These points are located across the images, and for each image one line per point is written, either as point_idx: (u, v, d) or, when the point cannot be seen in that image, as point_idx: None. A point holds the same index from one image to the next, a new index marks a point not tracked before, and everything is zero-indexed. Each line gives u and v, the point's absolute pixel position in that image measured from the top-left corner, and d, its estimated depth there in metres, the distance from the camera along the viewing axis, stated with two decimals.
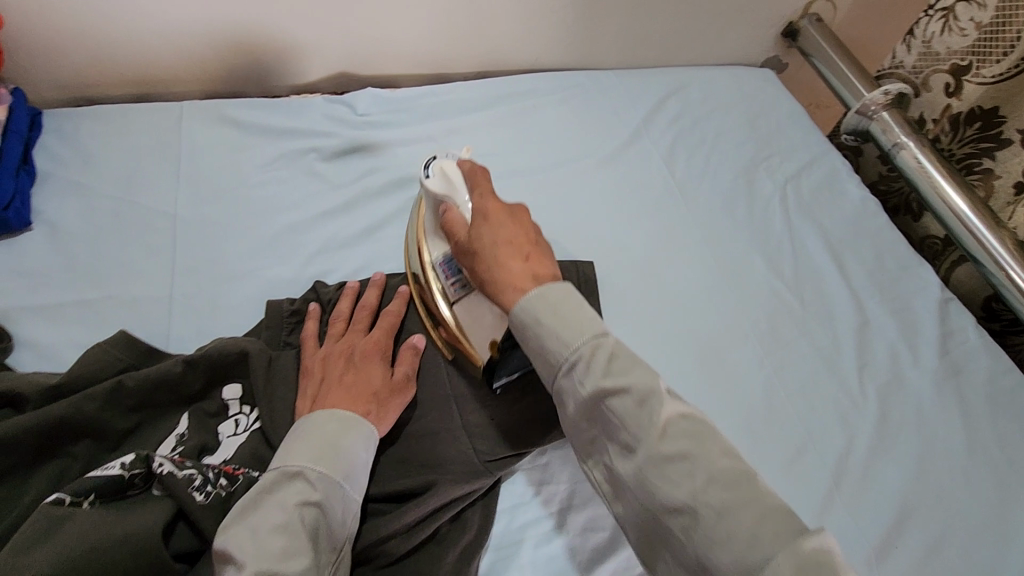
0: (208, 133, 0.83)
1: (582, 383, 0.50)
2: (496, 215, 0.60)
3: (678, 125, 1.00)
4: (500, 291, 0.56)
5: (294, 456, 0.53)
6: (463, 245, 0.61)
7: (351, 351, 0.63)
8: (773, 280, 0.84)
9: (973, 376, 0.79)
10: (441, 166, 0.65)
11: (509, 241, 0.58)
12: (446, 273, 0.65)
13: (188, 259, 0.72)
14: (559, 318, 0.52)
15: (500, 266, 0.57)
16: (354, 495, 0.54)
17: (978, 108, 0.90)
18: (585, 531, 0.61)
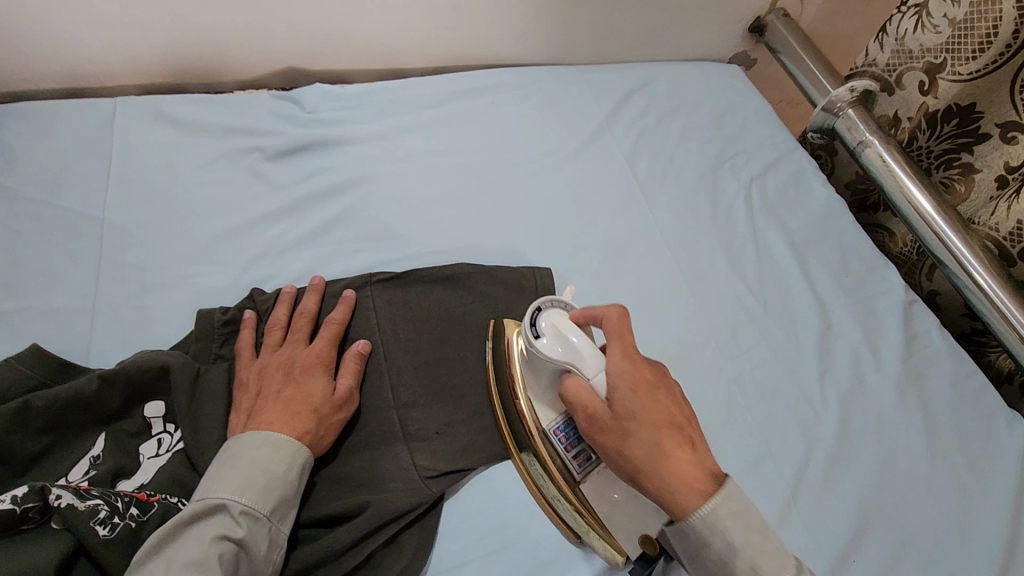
0: (142, 131, 0.79)
1: (735, 559, 0.49)
2: (652, 383, 0.54)
3: (642, 123, 0.97)
4: (668, 484, 0.51)
5: (218, 486, 0.49)
6: (596, 416, 0.54)
7: (289, 363, 0.60)
8: (736, 283, 0.82)
9: (936, 380, 0.78)
10: (552, 321, 0.57)
11: (665, 423, 0.53)
12: (564, 443, 0.58)
13: (115, 266, 0.68)
14: (751, 540, 0.49)
15: (667, 472, 0.51)
16: (281, 526, 0.51)
17: (954, 105, 0.87)
18: (531, 551, 0.58)
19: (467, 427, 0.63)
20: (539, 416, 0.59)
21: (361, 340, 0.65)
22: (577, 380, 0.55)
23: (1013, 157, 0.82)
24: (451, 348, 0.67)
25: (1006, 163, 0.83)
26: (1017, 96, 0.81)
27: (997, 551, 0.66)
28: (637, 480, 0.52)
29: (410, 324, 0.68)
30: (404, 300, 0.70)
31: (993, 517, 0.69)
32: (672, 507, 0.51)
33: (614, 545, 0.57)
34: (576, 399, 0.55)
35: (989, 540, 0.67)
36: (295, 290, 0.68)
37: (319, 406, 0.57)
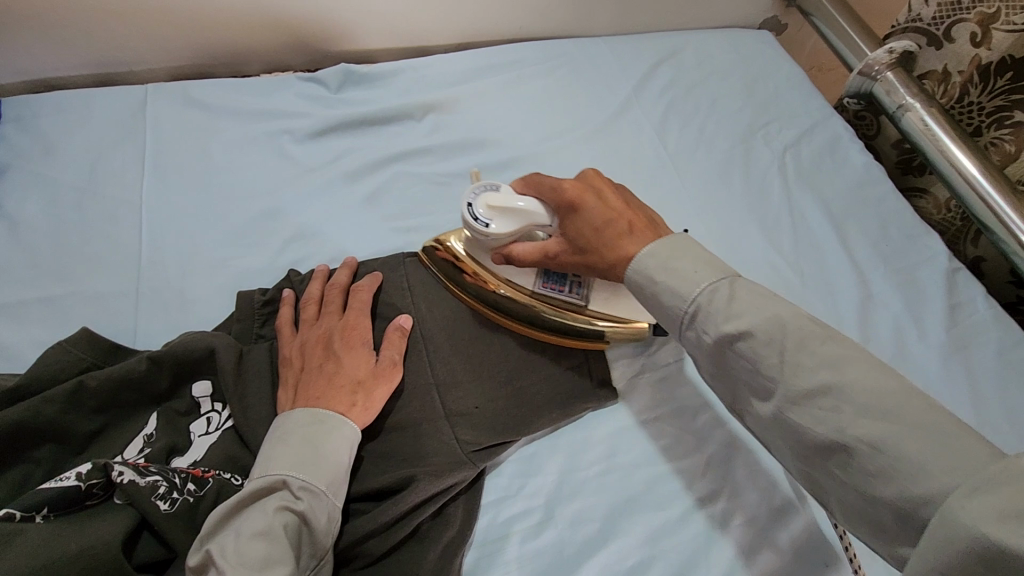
0: (174, 117, 0.79)
1: (708, 329, 0.51)
2: (584, 199, 0.62)
3: (671, 93, 0.95)
4: (614, 258, 0.59)
5: (276, 463, 0.51)
6: (560, 255, 0.63)
7: (330, 337, 0.61)
8: (772, 254, 0.81)
9: (982, 348, 0.76)
10: (486, 201, 0.65)
11: (605, 218, 0.60)
12: (557, 287, 0.67)
13: (156, 251, 0.69)
14: (677, 276, 0.54)
15: (615, 247, 0.59)
16: (338, 501, 0.52)
17: (1009, 57, 0.83)
18: (575, 523, 0.59)
19: (507, 401, 0.63)
20: (522, 283, 0.67)
21: (401, 314, 0.66)
22: (524, 244, 0.66)
23: None
24: (488, 323, 0.67)
25: None
26: None
27: None
28: (604, 272, 0.61)
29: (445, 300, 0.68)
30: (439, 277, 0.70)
31: None
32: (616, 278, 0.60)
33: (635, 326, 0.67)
34: (527, 257, 0.65)
35: None
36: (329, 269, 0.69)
37: (362, 379, 0.58)
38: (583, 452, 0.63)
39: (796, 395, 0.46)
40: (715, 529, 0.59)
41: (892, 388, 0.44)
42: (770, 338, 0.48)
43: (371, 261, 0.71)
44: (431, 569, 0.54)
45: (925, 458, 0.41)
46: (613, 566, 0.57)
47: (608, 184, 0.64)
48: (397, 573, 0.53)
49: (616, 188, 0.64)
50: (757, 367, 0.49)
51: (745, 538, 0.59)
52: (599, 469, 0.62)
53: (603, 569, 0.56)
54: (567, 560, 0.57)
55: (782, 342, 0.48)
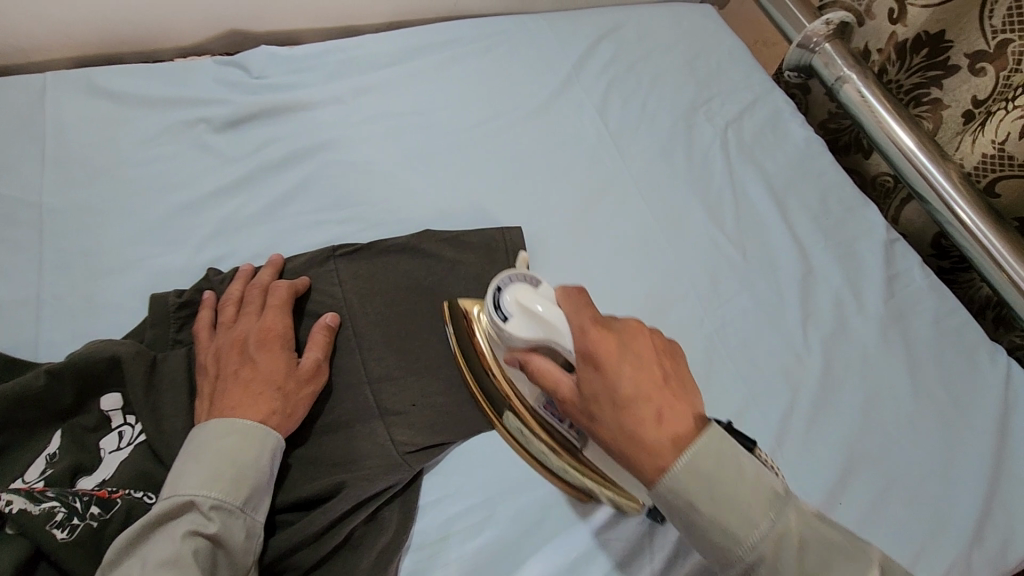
0: (77, 107, 0.73)
1: (701, 505, 0.42)
2: (610, 357, 0.46)
3: (613, 71, 0.92)
4: (629, 452, 0.45)
5: (184, 483, 0.47)
6: (570, 408, 0.49)
7: (247, 340, 0.57)
8: (715, 232, 0.80)
9: (918, 317, 0.77)
10: (517, 297, 0.54)
11: (632, 395, 0.45)
12: (554, 415, 0.57)
13: (59, 255, 0.64)
14: (722, 505, 0.42)
15: (641, 446, 0.44)
16: (258, 515, 0.50)
17: (924, 33, 0.84)
18: (515, 519, 0.57)
19: (445, 398, 0.61)
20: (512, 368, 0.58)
21: (328, 313, 0.63)
22: (539, 362, 0.51)
23: (982, 90, 0.81)
24: (421, 318, 0.65)
25: (974, 96, 0.82)
26: (986, 23, 0.78)
27: (982, 484, 0.67)
28: (617, 458, 0.46)
29: (376, 295, 0.65)
30: (371, 270, 0.67)
31: (977, 451, 0.69)
32: (642, 482, 0.44)
33: (627, 495, 0.56)
34: (538, 373, 0.51)
35: (974, 473, 0.67)
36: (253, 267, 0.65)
37: (284, 383, 0.55)
38: (524, 446, 0.61)
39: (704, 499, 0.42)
40: None
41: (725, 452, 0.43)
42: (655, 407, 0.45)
43: (297, 256, 0.67)
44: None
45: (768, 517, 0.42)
46: (555, 559, 0.56)
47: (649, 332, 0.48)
48: None
49: (667, 348, 0.49)
50: (732, 532, 0.42)
51: None
52: (541, 462, 0.60)
53: (545, 564, 0.55)
54: (507, 558, 0.55)
55: (770, 518, 0.42)
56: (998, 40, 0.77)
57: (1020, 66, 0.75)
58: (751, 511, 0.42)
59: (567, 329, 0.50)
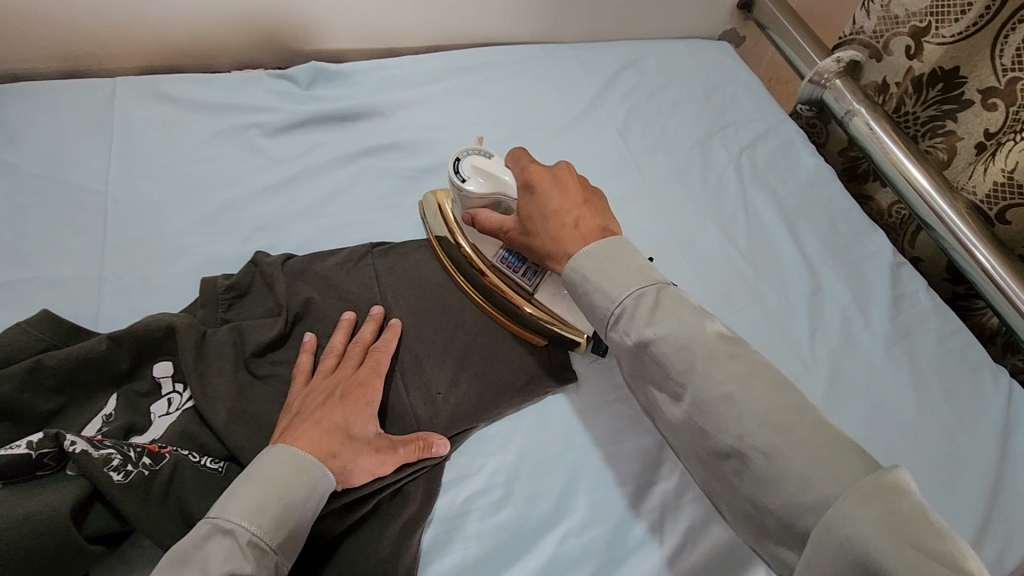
0: (143, 108, 0.80)
1: (669, 381, 0.53)
2: (543, 186, 0.63)
3: (634, 97, 0.99)
4: (554, 245, 0.61)
5: (231, 509, 0.47)
6: (511, 232, 0.65)
7: (332, 389, 0.58)
8: (728, 247, 0.84)
9: (923, 335, 0.80)
10: (473, 163, 0.67)
11: (557, 210, 0.62)
12: (511, 266, 0.68)
13: (121, 238, 0.70)
14: (609, 282, 0.56)
15: (557, 244, 0.61)
16: (286, 560, 0.49)
17: (939, 69, 0.89)
18: (532, 500, 0.60)
19: (469, 387, 0.65)
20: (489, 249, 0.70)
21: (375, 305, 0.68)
22: (488, 214, 0.67)
23: (993, 124, 0.84)
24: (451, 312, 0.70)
25: (986, 129, 0.85)
26: (996, 61, 0.82)
27: (986, 496, 0.69)
28: (545, 259, 0.63)
29: (410, 290, 0.70)
30: (406, 267, 0.72)
31: (979, 466, 0.71)
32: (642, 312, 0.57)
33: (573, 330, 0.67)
34: (489, 225, 0.67)
35: (976, 485, 0.69)
36: (312, 258, 0.70)
37: (354, 432, 0.55)
38: (544, 433, 0.64)
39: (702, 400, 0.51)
40: (668, 506, 0.61)
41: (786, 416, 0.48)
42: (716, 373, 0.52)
43: (338, 250, 0.72)
44: (391, 543, 0.55)
45: (820, 481, 0.45)
46: (572, 540, 0.58)
47: (579, 179, 0.65)
48: (357, 549, 0.55)
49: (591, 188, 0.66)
50: (720, 426, 0.50)
51: (698, 514, 0.61)
52: (560, 448, 0.63)
53: (562, 545, 0.58)
54: (523, 538, 0.58)
55: (749, 408, 0.49)
56: (1008, 78, 0.81)
57: None
58: (730, 399, 0.50)
59: (518, 179, 0.65)
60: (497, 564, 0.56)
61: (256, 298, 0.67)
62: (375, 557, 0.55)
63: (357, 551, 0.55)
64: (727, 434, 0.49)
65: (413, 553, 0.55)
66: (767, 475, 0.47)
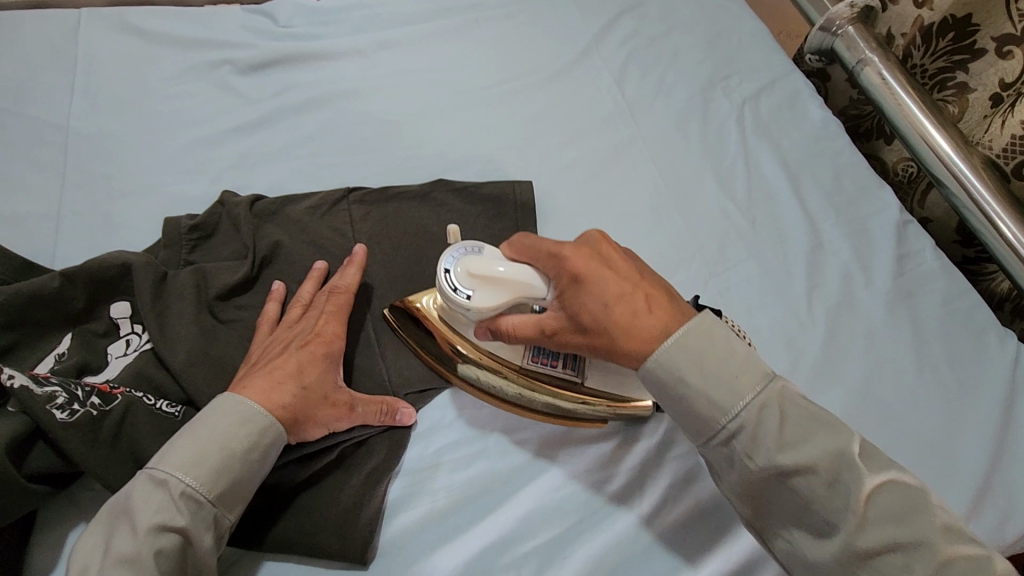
0: (108, 41, 0.76)
1: (751, 457, 0.45)
2: (590, 268, 0.50)
3: (633, 43, 0.93)
4: (627, 328, 0.48)
5: (167, 459, 0.44)
6: (557, 332, 0.51)
7: (291, 341, 0.55)
8: (725, 200, 0.80)
9: (927, 296, 0.76)
10: (468, 269, 0.54)
11: (620, 291, 0.49)
12: (547, 361, 0.57)
13: (82, 175, 0.66)
14: (723, 366, 0.46)
15: (629, 333, 0.48)
16: (228, 513, 0.46)
17: (951, 17, 0.83)
18: (506, 453, 0.58)
19: None
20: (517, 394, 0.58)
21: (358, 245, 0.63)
22: (519, 327, 0.53)
23: (1009, 73, 0.79)
24: (428, 264, 0.66)
25: (1001, 80, 0.80)
26: (1012, 6, 0.76)
27: (983, 461, 0.66)
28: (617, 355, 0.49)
29: (389, 239, 0.67)
30: (384, 214, 0.68)
31: (979, 433, 0.68)
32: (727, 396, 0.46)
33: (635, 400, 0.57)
34: (517, 335, 0.53)
35: (974, 451, 0.66)
36: (289, 199, 0.67)
37: (309, 386, 0.52)
38: None
39: (785, 471, 0.44)
40: (648, 464, 0.58)
41: (846, 461, 0.44)
42: (762, 409, 0.45)
43: (311, 193, 0.68)
44: (354, 492, 0.53)
45: (881, 536, 0.42)
46: (546, 494, 0.56)
47: (618, 247, 0.52)
48: (320, 497, 0.53)
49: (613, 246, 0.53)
50: (812, 505, 0.44)
51: (681, 470, 0.58)
52: None
53: (535, 500, 0.56)
54: (495, 490, 0.56)
55: (847, 485, 0.43)
56: None
57: None
58: (828, 477, 0.43)
59: (544, 282, 0.52)
60: (464, 517, 0.55)
61: (223, 241, 0.63)
62: (337, 506, 0.52)
63: (320, 499, 0.53)
64: (818, 515, 0.44)
65: (378, 503, 0.54)
66: (875, 566, 0.43)
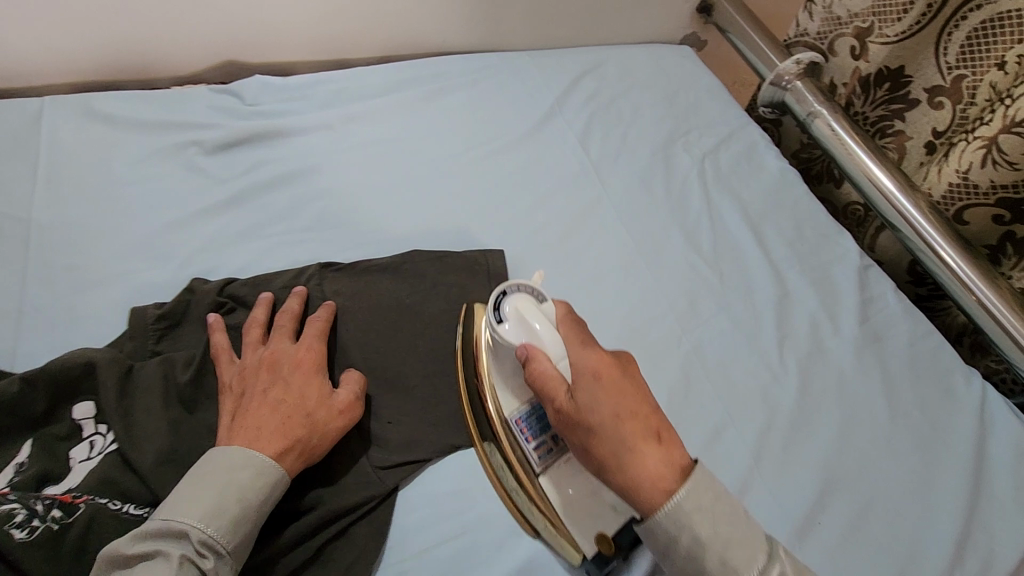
0: (71, 128, 0.76)
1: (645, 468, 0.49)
2: (612, 373, 0.53)
3: (594, 104, 0.96)
4: (632, 480, 0.49)
5: (184, 511, 0.47)
6: (562, 406, 0.52)
7: (276, 365, 0.57)
8: (692, 255, 0.82)
9: (893, 340, 0.78)
10: (516, 305, 0.57)
11: (608, 390, 0.51)
12: (526, 435, 0.57)
13: (44, 268, 0.65)
14: (647, 422, 0.48)
15: (634, 458, 0.49)
16: (243, 559, 0.49)
17: (885, 69, 0.87)
18: (488, 535, 0.57)
19: (421, 417, 0.62)
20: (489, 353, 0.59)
21: (297, 285, 0.66)
22: (544, 367, 0.54)
23: (941, 122, 0.83)
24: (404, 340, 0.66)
25: (934, 128, 0.84)
26: (941, 59, 0.81)
27: (962, 506, 0.67)
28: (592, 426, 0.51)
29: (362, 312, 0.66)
30: (354, 288, 0.68)
31: (955, 475, 0.69)
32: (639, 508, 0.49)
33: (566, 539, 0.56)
34: (541, 382, 0.53)
35: (951, 495, 0.67)
36: (255, 278, 0.66)
37: (310, 411, 0.55)
38: None
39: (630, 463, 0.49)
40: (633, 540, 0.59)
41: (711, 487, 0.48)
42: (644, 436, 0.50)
43: (285, 271, 0.68)
44: None
45: None
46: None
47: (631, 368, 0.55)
48: None
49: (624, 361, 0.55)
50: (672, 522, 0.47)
51: None
52: None
53: None
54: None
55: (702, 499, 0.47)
56: (953, 75, 0.80)
57: (975, 99, 0.78)
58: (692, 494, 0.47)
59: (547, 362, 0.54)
60: None
61: (190, 329, 0.62)
62: None
63: None
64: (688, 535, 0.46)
65: None
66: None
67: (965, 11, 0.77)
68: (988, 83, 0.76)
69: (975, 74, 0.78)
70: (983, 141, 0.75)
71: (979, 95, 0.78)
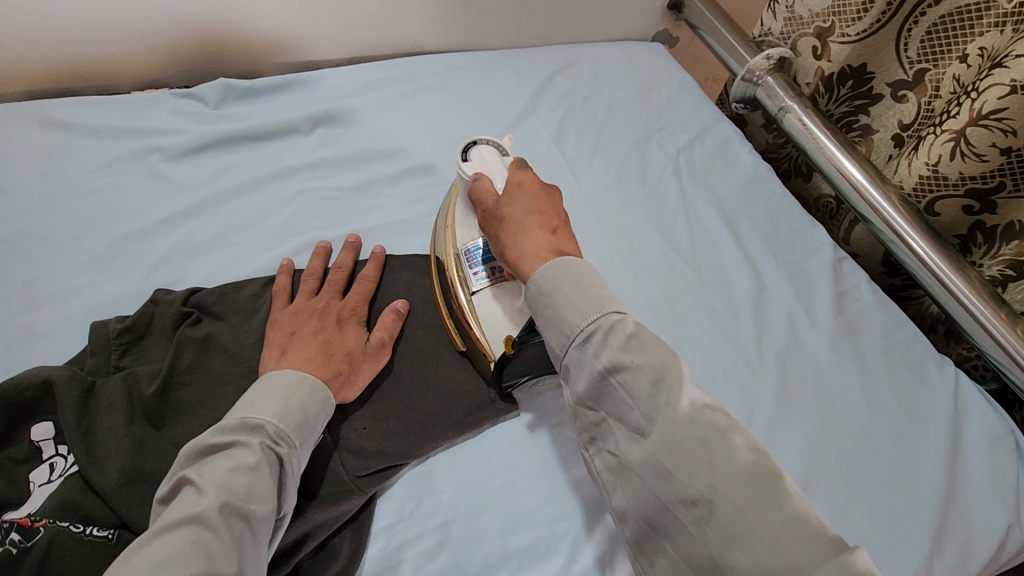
0: (26, 136, 0.73)
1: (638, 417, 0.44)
2: (539, 188, 0.57)
3: (568, 102, 0.96)
4: (518, 251, 0.53)
5: (257, 407, 0.49)
6: (487, 212, 0.57)
7: (327, 313, 0.62)
8: (669, 252, 0.82)
9: (868, 330, 0.79)
10: (482, 153, 0.62)
11: (526, 188, 0.56)
12: (472, 263, 0.61)
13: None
14: (582, 293, 0.48)
15: (525, 233, 0.53)
16: (308, 456, 0.52)
17: (848, 67, 0.88)
18: (470, 542, 0.56)
19: (397, 423, 0.60)
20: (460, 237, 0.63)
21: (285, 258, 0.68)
22: (482, 182, 0.59)
23: (906, 115, 0.85)
24: None
25: (900, 121, 0.86)
26: (903, 55, 0.82)
27: (940, 493, 0.68)
28: (492, 228, 0.56)
29: None
30: None
31: (931, 462, 0.70)
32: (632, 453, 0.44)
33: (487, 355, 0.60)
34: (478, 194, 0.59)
35: (929, 482, 0.68)
36: (224, 289, 0.64)
37: (354, 353, 0.59)
38: (482, 466, 0.60)
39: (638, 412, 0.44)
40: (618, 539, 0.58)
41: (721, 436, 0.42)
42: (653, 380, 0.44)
43: (255, 279, 0.66)
44: None
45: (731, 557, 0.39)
46: None
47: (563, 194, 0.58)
48: None
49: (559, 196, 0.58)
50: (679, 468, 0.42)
51: None
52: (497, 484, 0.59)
53: None
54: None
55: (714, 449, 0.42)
56: (915, 70, 0.81)
57: (939, 92, 0.80)
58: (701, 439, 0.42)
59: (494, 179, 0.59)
60: None
61: (155, 342, 0.60)
62: None
63: None
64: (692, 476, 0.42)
65: None
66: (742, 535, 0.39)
67: (923, 8, 0.78)
68: (950, 76, 0.77)
69: (936, 67, 0.79)
70: (951, 135, 0.75)
71: (942, 89, 0.79)
